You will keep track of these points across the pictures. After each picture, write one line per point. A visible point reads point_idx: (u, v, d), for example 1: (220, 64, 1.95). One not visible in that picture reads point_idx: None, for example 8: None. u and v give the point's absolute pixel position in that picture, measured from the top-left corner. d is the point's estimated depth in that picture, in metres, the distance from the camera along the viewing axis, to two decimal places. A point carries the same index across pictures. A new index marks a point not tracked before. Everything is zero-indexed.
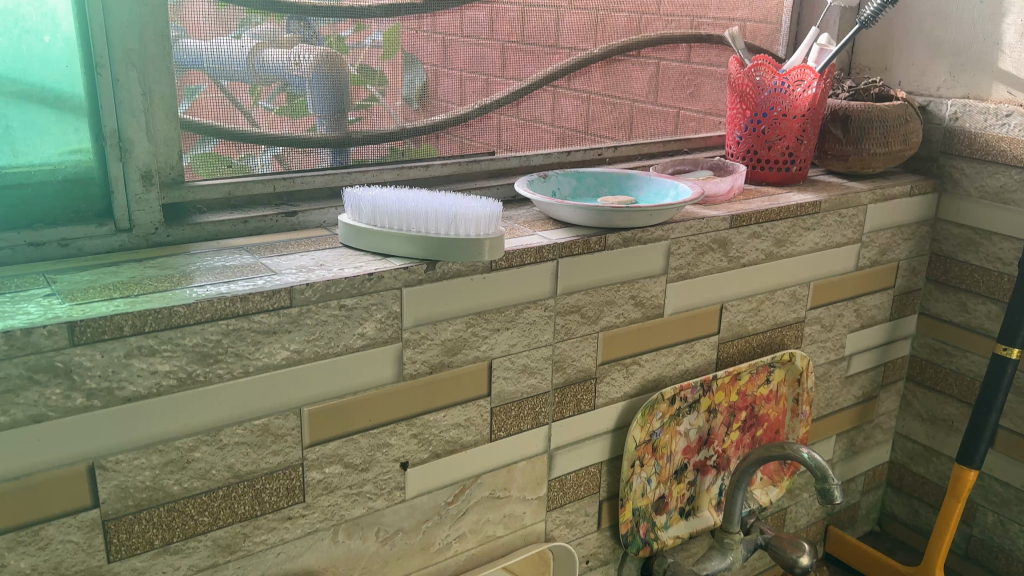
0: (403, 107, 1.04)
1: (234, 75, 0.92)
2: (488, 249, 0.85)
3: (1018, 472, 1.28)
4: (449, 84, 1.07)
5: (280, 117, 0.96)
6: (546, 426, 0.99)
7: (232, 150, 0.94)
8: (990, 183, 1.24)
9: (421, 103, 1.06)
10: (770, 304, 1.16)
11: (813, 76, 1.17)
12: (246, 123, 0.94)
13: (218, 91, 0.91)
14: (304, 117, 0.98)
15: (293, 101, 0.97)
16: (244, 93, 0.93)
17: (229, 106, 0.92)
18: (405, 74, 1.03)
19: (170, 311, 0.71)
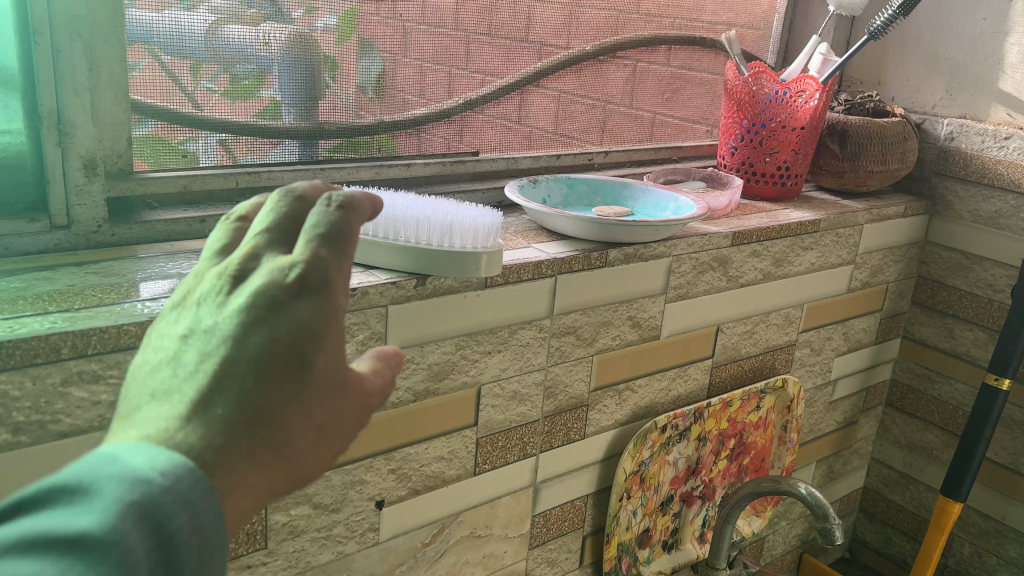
0: (356, 95, 0.92)
1: (179, 51, 0.79)
2: (483, 264, 0.75)
3: (999, 503, 1.24)
4: (409, 73, 0.95)
5: (224, 100, 0.83)
6: (533, 458, 0.90)
7: (171, 132, 0.81)
8: (984, 207, 1.20)
9: (376, 90, 0.94)
10: (765, 326, 1.09)
11: (815, 86, 1.11)
12: (188, 104, 0.81)
13: (164, 78, 0.79)
14: (252, 101, 0.85)
15: (236, 83, 0.83)
16: (187, 74, 0.80)
17: (173, 91, 0.79)
18: (360, 59, 0.91)
19: (119, 331, 0.60)
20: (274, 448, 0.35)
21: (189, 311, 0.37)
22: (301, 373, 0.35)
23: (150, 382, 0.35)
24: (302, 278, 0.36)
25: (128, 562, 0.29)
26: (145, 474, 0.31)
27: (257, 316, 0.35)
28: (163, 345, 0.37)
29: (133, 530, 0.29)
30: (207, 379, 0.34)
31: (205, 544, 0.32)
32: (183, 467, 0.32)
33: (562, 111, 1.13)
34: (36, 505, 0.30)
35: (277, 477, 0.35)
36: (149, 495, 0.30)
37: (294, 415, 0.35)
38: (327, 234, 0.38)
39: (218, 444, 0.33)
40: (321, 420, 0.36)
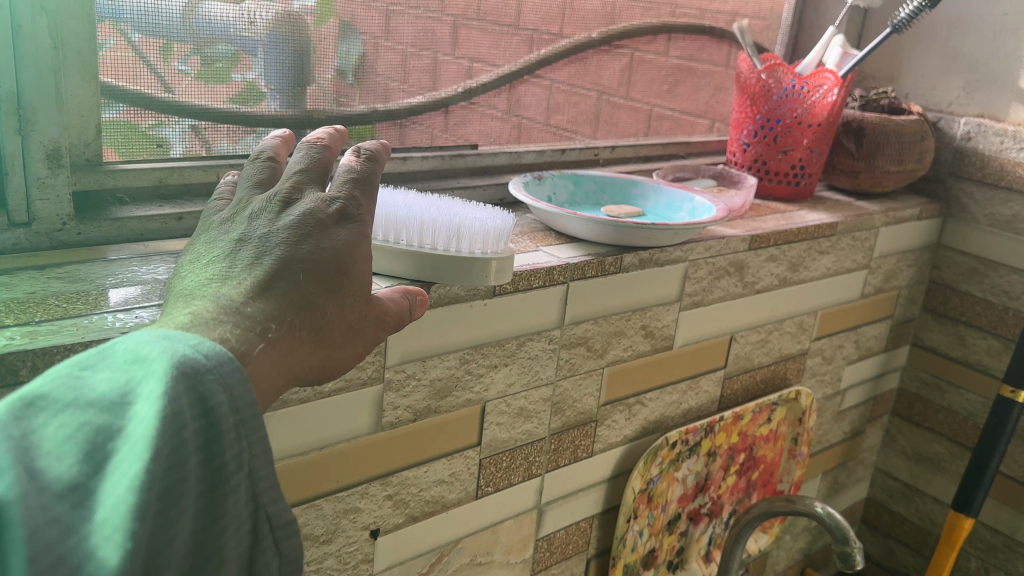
0: (334, 81, 0.84)
1: (152, 28, 0.70)
2: (491, 271, 0.68)
3: (1008, 518, 1.19)
4: (392, 59, 0.87)
5: (199, 84, 0.75)
6: (538, 478, 0.83)
7: (140, 117, 0.72)
8: (1002, 210, 1.14)
9: (356, 75, 0.85)
10: (778, 334, 1.03)
11: (833, 81, 1.04)
12: (157, 87, 0.72)
13: (134, 58, 0.70)
14: (226, 85, 0.76)
15: (210, 66, 0.75)
16: (157, 53, 0.71)
17: (142, 73, 0.71)
18: (338, 42, 0.82)
19: (86, 349, 0.52)
20: (319, 336, 0.46)
21: (242, 223, 0.47)
22: (341, 275, 0.47)
23: (209, 271, 0.44)
24: (342, 210, 0.49)
25: (178, 421, 0.34)
26: (189, 353, 0.36)
27: (309, 229, 0.47)
28: (219, 248, 0.46)
29: (182, 397, 0.34)
30: (268, 270, 0.44)
31: (242, 422, 0.37)
32: (224, 355, 0.37)
33: (563, 102, 1.06)
34: (99, 366, 0.35)
35: (315, 360, 0.46)
36: (192, 369, 0.35)
37: (336, 315, 0.47)
38: (360, 177, 0.52)
39: (275, 320, 0.42)
40: (352, 323, 0.48)
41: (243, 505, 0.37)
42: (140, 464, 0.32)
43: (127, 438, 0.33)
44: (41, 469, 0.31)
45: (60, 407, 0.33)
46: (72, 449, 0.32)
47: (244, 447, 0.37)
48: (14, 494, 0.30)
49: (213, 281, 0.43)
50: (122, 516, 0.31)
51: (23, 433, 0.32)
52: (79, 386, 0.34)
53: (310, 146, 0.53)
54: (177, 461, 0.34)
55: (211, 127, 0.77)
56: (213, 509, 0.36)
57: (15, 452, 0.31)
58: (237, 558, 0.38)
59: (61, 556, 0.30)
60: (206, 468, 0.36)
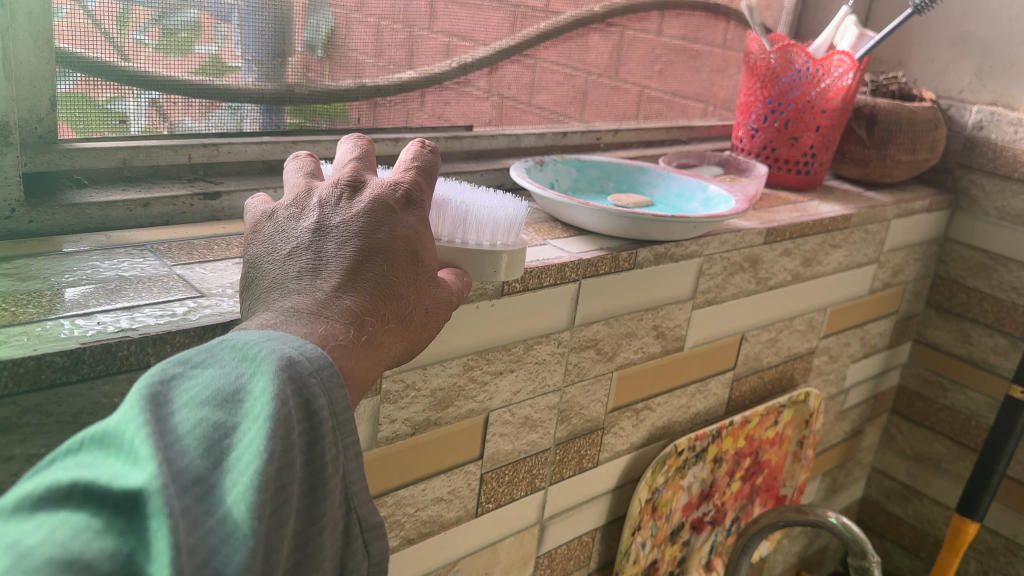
0: (302, 55, 0.74)
1: None
2: (501, 266, 0.60)
3: (1011, 521, 1.15)
4: (366, 33, 0.77)
5: (157, 56, 0.65)
6: (541, 491, 0.76)
7: (97, 89, 0.63)
8: (1014, 203, 1.10)
9: (327, 50, 0.75)
10: (788, 333, 0.97)
11: (850, 64, 0.96)
12: (113, 55, 0.63)
13: (92, 27, 0.61)
14: (190, 56, 0.67)
15: (169, 35, 0.65)
16: (113, 18, 0.61)
17: (95, 43, 0.62)
18: (306, 15, 0.72)
19: (40, 363, 0.44)
20: (406, 325, 0.48)
21: (313, 209, 0.48)
22: (419, 264, 0.48)
23: (293, 265, 0.45)
24: (407, 195, 0.49)
25: (287, 424, 0.35)
26: (293, 353, 0.37)
27: (382, 217, 0.47)
28: (296, 237, 0.46)
29: (290, 397, 0.35)
30: (352, 262, 0.45)
31: (339, 426, 0.38)
32: (324, 358, 0.38)
33: (561, 82, 0.98)
34: (212, 364, 0.36)
35: (402, 346, 0.48)
36: (298, 372, 0.37)
37: (418, 308, 0.48)
38: (423, 165, 0.52)
39: (367, 312, 0.44)
40: (431, 313, 0.50)
41: (338, 506, 0.39)
42: (259, 463, 0.33)
43: (244, 436, 0.34)
44: (174, 457, 0.32)
45: (181, 404, 0.34)
46: (195, 442, 0.33)
47: (340, 450, 0.38)
48: (156, 484, 0.30)
49: (301, 274, 0.44)
50: (243, 514, 0.32)
51: (156, 422, 0.32)
52: (193, 383, 0.35)
53: (360, 140, 0.54)
54: (287, 464, 0.35)
55: (173, 101, 0.68)
56: (312, 511, 0.37)
57: (152, 442, 0.31)
58: (330, 557, 0.39)
59: (194, 549, 0.30)
60: (308, 470, 0.37)
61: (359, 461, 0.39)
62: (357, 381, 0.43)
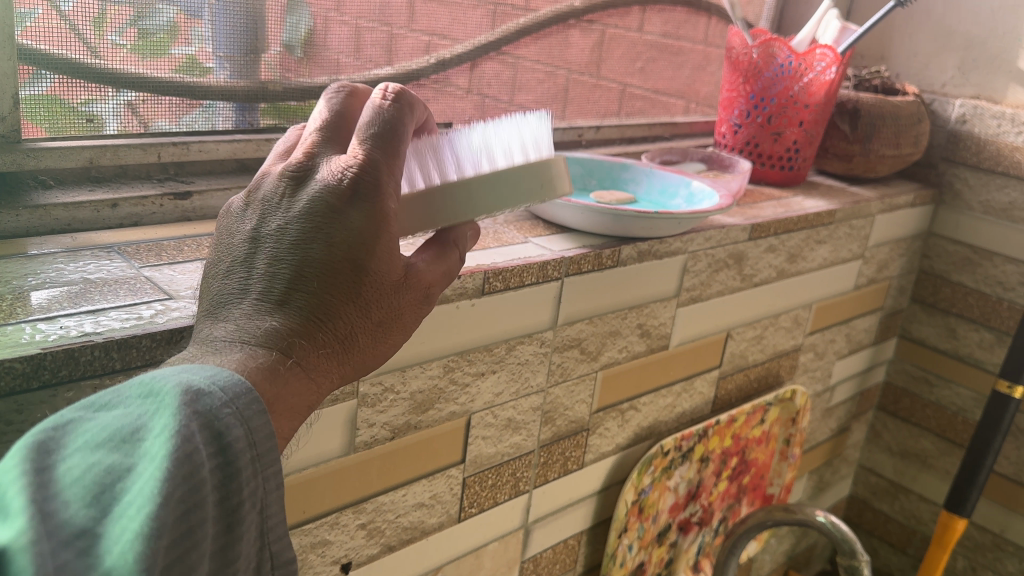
0: (280, 54, 0.72)
1: None
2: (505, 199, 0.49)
3: (997, 516, 1.15)
4: (344, 33, 0.75)
5: (134, 57, 0.63)
6: (525, 495, 0.75)
7: (67, 92, 0.61)
8: (998, 197, 1.10)
9: (305, 51, 0.74)
10: (773, 330, 0.96)
11: (833, 58, 0.95)
12: (88, 57, 0.61)
13: (64, 26, 0.59)
14: (165, 58, 0.65)
15: (146, 38, 0.63)
16: (84, 13, 0.60)
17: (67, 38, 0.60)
18: (283, 15, 0.71)
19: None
20: (344, 349, 0.43)
21: (257, 211, 0.44)
22: (359, 275, 0.42)
23: (228, 281, 0.42)
24: (354, 184, 0.43)
25: (192, 461, 0.32)
26: (203, 384, 0.34)
27: (319, 225, 0.42)
28: (235, 247, 0.43)
29: (196, 432, 0.33)
30: (282, 278, 0.41)
31: (258, 458, 0.35)
32: (240, 387, 0.35)
33: (541, 79, 0.96)
34: (114, 405, 0.33)
35: (345, 366, 0.44)
36: (204, 407, 0.34)
37: (362, 321, 0.43)
38: (378, 133, 0.44)
39: (298, 334, 0.41)
40: (384, 321, 0.44)
41: (253, 544, 0.36)
42: (153, 507, 0.30)
43: (138, 478, 0.30)
44: (54, 510, 0.29)
45: (72, 448, 0.31)
46: (81, 491, 0.30)
47: (258, 483, 0.36)
48: (24, 541, 0.27)
49: (231, 294, 0.42)
50: (131, 566, 0.29)
51: (35, 472, 0.29)
52: (91, 425, 0.32)
53: (336, 93, 0.48)
54: (194, 505, 0.32)
55: (147, 101, 0.65)
56: (226, 553, 0.34)
57: (28, 494, 0.28)
58: None
59: None
60: (223, 507, 0.34)
61: (280, 490, 0.37)
62: (283, 411, 0.39)
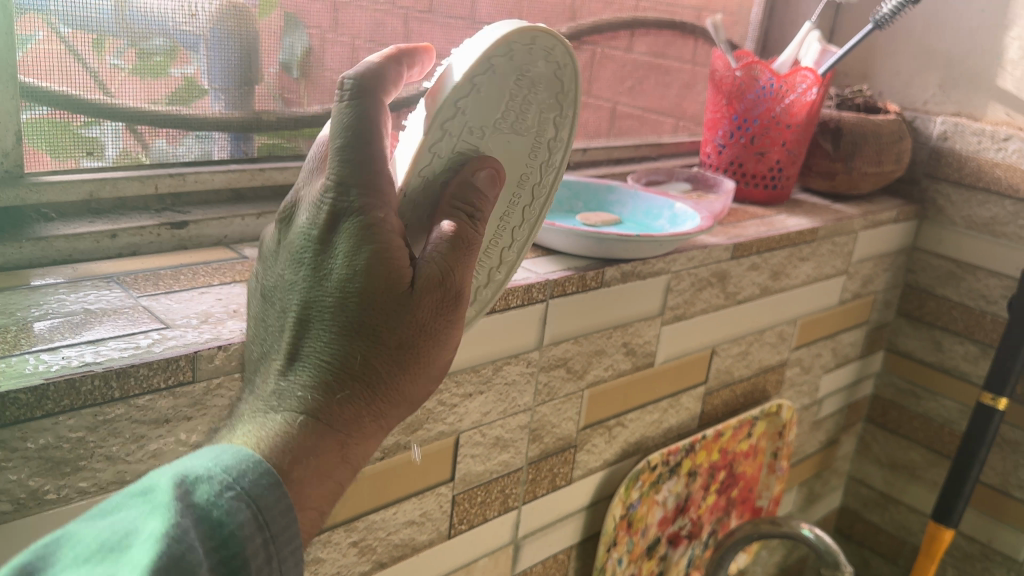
0: (278, 75, 0.75)
1: (87, 23, 0.62)
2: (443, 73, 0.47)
3: (985, 525, 1.17)
4: (339, 52, 0.78)
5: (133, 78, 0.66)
6: (514, 511, 0.77)
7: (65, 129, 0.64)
8: (980, 212, 1.12)
9: (302, 70, 0.76)
10: (758, 346, 0.98)
11: (813, 79, 0.97)
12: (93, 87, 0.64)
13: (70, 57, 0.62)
14: (163, 80, 0.68)
15: (146, 59, 0.66)
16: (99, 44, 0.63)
17: (73, 68, 0.62)
18: (280, 38, 0.73)
19: (3, 402, 0.44)
20: (364, 381, 0.42)
21: (271, 278, 0.46)
22: (354, 303, 0.41)
23: (262, 357, 0.46)
24: (334, 210, 0.42)
25: (183, 560, 0.32)
26: (203, 473, 0.36)
27: (312, 268, 0.43)
28: (264, 320, 0.47)
29: (191, 527, 0.33)
30: (291, 335, 0.43)
31: (271, 538, 0.37)
32: (245, 465, 0.37)
33: None
34: (112, 514, 0.34)
35: (376, 408, 0.43)
36: (200, 500, 0.35)
37: (368, 350, 0.42)
38: (348, 138, 0.41)
39: (311, 385, 0.42)
40: (395, 344, 0.42)
41: None
42: None
43: None
44: None
45: (60, 565, 0.32)
46: None
47: (274, 565, 0.37)
48: None
49: (263, 368, 0.45)
50: None
51: None
52: (85, 536, 0.33)
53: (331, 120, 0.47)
54: None
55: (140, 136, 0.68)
56: None
57: None
58: None
59: None
60: None
61: (293, 549, 0.38)
62: (313, 473, 0.40)
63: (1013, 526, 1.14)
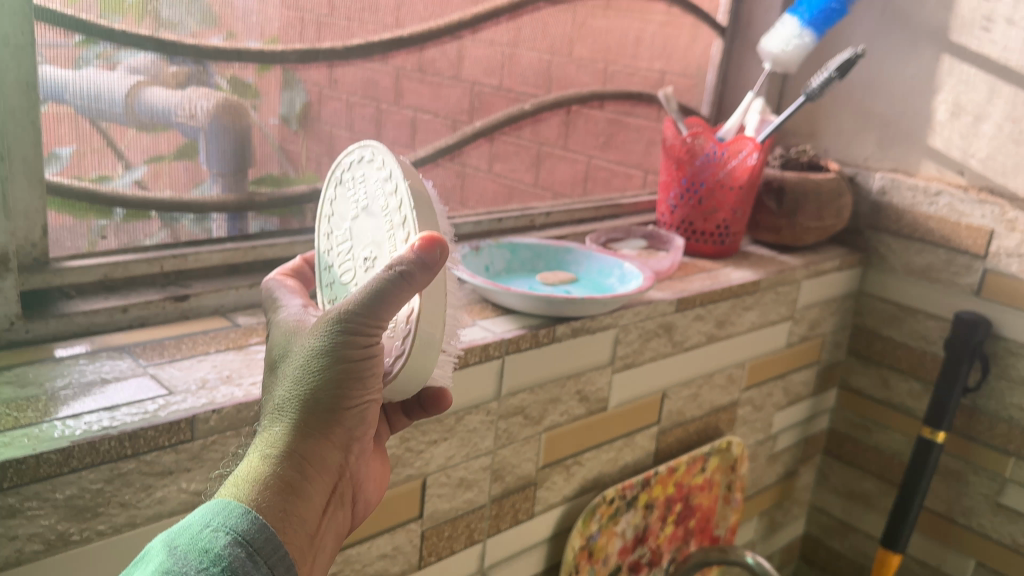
0: (279, 127, 0.86)
1: (108, 116, 0.74)
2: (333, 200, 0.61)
3: (935, 550, 1.26)
4: (336, 106, 0.90)
5: (140, 134, 0.76)
6: (479, 544, 0.87)
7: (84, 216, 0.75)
8: (917, 260, 1.22)
9: (301, 122, 0.87)
10: (708, 388, 1.08)
11: (752, 146, 1.08)
12: (116, 162, 0.76)
13: (95, 132, 0.74)
14: (165, 134, 0.78)
15: (149, 123, 0.77)
16: (120, 132, 0.75)
17: (93, 156, 0.74)
18: (281, 90, 0.85)
19: (38, 460, 0.55)
20: (314, 409, 0.49)
21: None
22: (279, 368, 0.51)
23: None
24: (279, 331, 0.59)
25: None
26: (184, 521, 0.43)
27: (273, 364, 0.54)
28: None
29: (180, 555, 0.41)
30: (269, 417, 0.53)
31: (256, 550, 0.43)
32: (216, 506, 0.44)
33: (502, 155, 1.12)
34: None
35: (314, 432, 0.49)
36: (184, 535, 0.42)
37: (311, 381, 0.48)
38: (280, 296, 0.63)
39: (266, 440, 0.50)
40: (332, 371, 0.48)
41: None
42: None
43: None
44: None
45: None
46: None
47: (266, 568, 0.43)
48: None
49: None
50: None
51: None
52: None
53: None
54: None
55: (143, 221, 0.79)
56: None
57: None
58: None
59: None
60: None
61: (279, 557, 0.44)
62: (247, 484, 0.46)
63: (959, 550, 1.23)
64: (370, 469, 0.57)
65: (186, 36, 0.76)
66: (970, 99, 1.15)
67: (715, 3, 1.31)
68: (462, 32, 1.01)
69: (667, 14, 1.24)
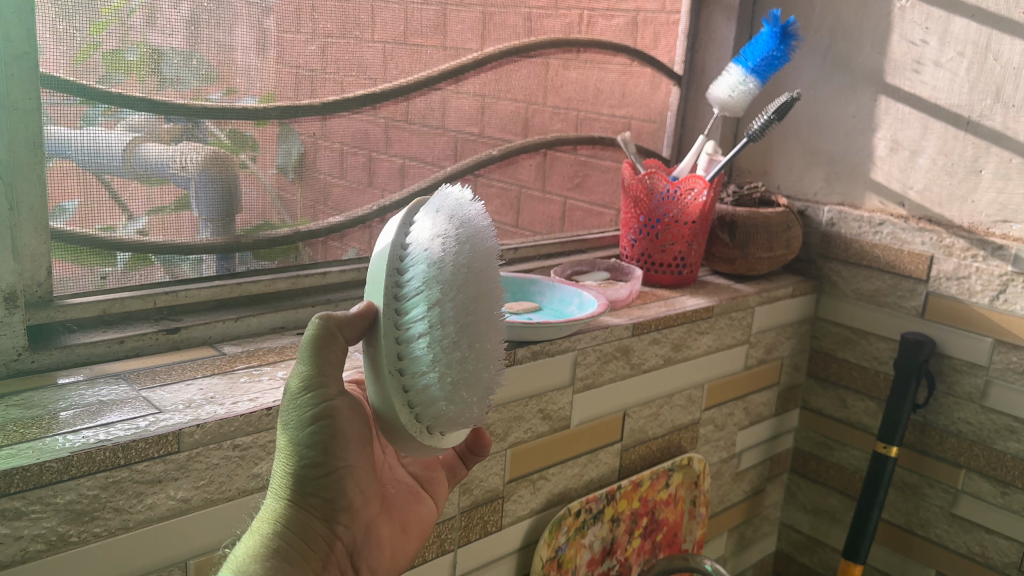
0: (277, 177, 0.96)
1: (110, 171, 0.83)
2: None
3: (896, 561, 1.32)
4: (320, 157, 0.99)
5: (144, 185, 0.85)
6: (451, 553, 0.93)
7: (85, 258, 0.83)
8: (865, 285, 1.31)
9: (296, 171, 0.97)
10: (668, 408, 1.16)
11: (702, 184, 1.17)
12: (120, 215, 0.84)
13: (95, 183, 0.82)
14: (160, 187, 0.87)
15: (146, 176, 0.85)
16: (120, 184, 0.84)
17: (98, 207, 0.83)
18: (278, 143, 0.95)
19: (41, 467, 0.62)
20: (297, 481, 0.52)
21: None
22: None
23: None
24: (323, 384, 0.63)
25: None
26: None
27: None
28: None
29: None
30: None
31: None
32: None
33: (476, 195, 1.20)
34: None
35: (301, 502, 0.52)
36: None
37: (289, 453, 0.52)
38: None
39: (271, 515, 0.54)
40: (305, 440, 0.51)
41: None
42: None
43: None
44: None
45: None
46: None
47: None
48: None
49: None
50: None
51: None
52: None
53: None
54: None
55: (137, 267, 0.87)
56: None
57: None
58: None
59: None
60: None
61: None
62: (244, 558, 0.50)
63: (919, 560, 1.29)
64: (386, 533, 0.59)
65: (184, 98, 0.86)
66: (906, 135, 1.24)
67: (672, 55, 1.42)
68: (440, 84, 1.10)
69: (628, 64, 1.34)
